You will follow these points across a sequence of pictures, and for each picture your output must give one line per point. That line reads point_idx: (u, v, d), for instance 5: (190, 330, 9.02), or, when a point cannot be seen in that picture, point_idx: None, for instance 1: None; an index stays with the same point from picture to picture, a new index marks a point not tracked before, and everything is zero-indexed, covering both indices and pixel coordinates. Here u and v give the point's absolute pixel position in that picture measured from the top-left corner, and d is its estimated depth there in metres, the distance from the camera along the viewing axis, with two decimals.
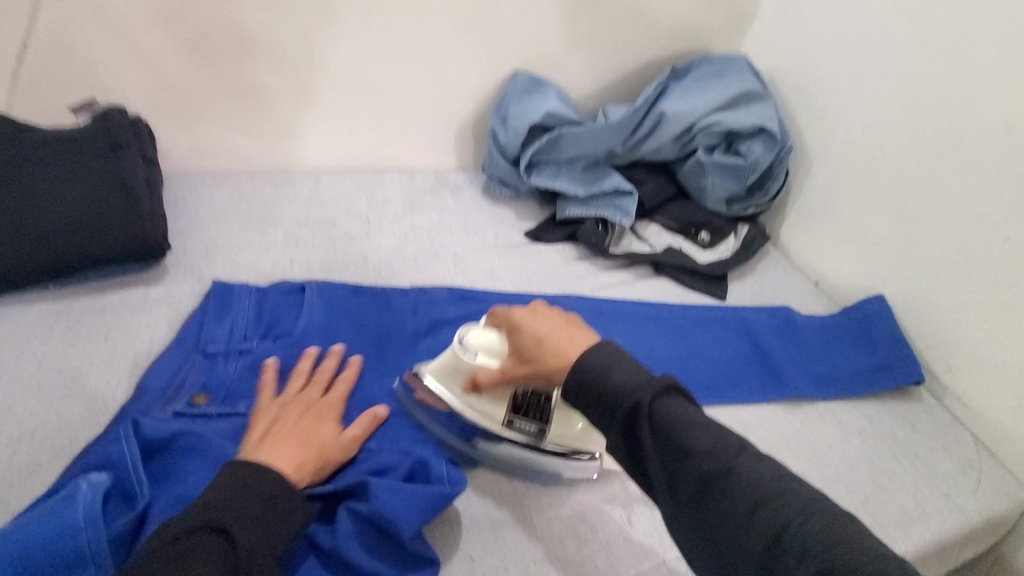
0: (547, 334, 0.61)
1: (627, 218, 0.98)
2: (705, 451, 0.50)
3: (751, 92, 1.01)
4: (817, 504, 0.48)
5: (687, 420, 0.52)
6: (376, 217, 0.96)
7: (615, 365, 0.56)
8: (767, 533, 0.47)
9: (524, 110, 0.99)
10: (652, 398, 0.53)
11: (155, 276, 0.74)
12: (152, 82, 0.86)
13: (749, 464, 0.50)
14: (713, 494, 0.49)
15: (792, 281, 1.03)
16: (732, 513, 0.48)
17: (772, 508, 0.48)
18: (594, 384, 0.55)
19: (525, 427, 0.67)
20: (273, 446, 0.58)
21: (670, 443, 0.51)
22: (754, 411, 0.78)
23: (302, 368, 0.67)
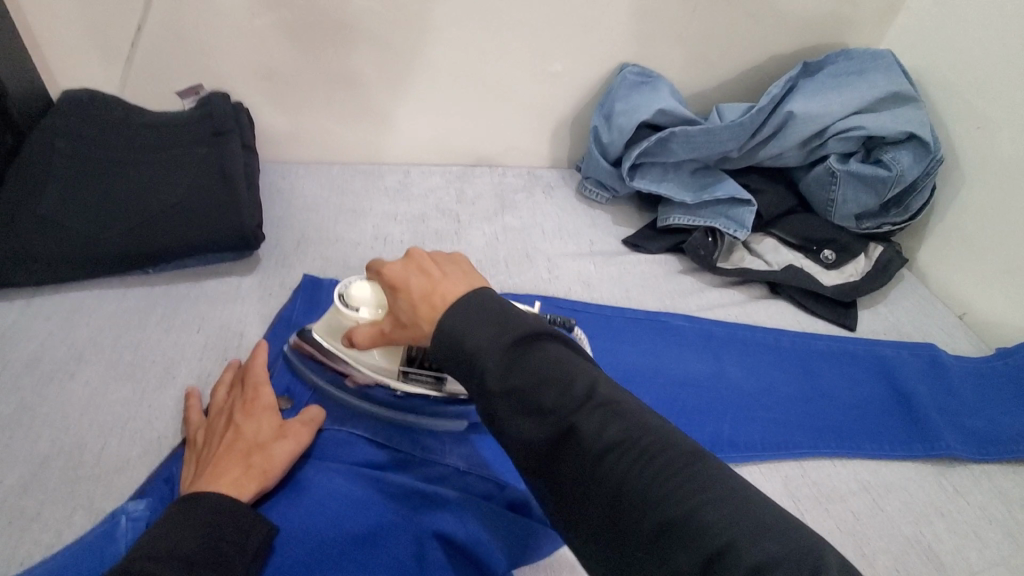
0: (424, 293, 0.46)
1: (743, 230, 0.87)
2: (551, 405, 0.38)
3: (898, 94, 0.88)
4: (701, 471, 0.35)
5: (544, 372, 0.39)
6: (466, 215, 0.91)
7: (470, 321, 0.41)
8: (631, 515, 0.35)
9: (631, 106, 0.89)
10: (500, 351, 0.40)
11: (251, 268, 0.73)
12: (254, 69, 0.85)
13: (593, 415, 0.37)
14: (569, 466, 0.37)
15: (933, 313, 0.89)
16: (585, 476, 0.37)
17: (633, 479, 0.35)
18: (448, 343, 0.41)
19: (422, 377, 0.56)
20: (208, 468, 0.48)
21: (525, 404, 0.39)
22: (893, 469, 0.66)
23: (226, 377, 0.57)
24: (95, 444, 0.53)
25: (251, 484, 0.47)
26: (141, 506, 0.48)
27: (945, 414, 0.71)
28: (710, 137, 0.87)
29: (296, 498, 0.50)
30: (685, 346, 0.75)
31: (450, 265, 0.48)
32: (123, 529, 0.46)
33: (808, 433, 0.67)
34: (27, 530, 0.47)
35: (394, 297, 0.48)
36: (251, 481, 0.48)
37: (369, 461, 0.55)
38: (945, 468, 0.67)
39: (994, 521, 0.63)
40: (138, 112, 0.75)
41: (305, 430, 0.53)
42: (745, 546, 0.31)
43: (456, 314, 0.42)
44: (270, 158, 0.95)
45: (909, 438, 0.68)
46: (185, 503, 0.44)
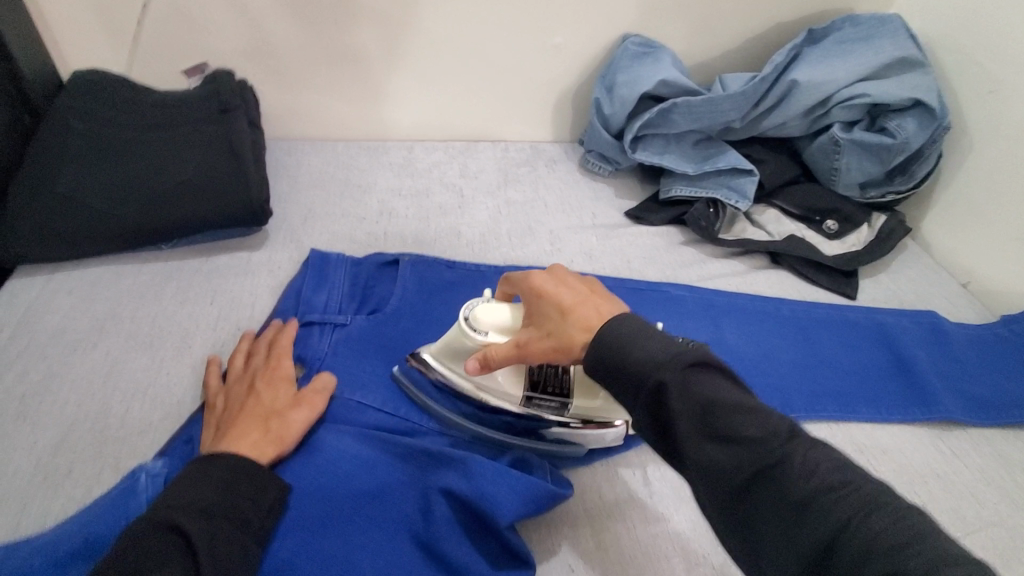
0: (574, 304, 0.49)
1: (744, 201, 0.88)
2: (752, 439, 0.39)
3: (905, 59, 0.87)
4: (920, 525, 0.35)
5: (740, 402, 0.40)
6: (470, 189, 0.92)
7: (631, 341, 0.44)
8: (844, 560, 0.35)
9: (633, 77, 0.89)
10: (683, 371, 0.41)
11: (260, 243, 0.75)
12: (259, 47, 0.86)
13: (798, 452, 0.38)
14: (769, 500, 0.38)
15: (936, 281, 0.89)
16: (781, 511, 0.37)
17: (840, 522, 0.35)
18: (618, 363, 0.44)
19: (547, 404, 0.57)
20: (226, 434, 0.50)
21: (710, 430, 0.40)
22: (890, 432, 0.68)
23: (242, 347, 0.60)
24: (119, 409, 0.56)
25: (268, 450, 0.50)
26: (160, 464, 0.50)
27: (944, 380, 0.72)
28: (712, 106, 0.87)
29: (315, 455, 0.53)
30: (686, 314, 0.76)
31: (586, 283, 0.52)
32: (143, 485, 0.48)
33: (805, 397, 0.69)
34: (60, 487, 0.50)
35: (540, 309, 0.51)
36: (269, 447, 0.51)
37: (379, 425, 0.57)
38: (943, 431, 0.69)
39: (986, 480, 0.64)
40: (146, 91, 0.77)
41: (318, 399, 0.55)
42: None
43: (621, 333, 0.44)
44: (275, 135, 0.96)
45: (907, 402, 0.70)
46: (204, 462, 0.46)
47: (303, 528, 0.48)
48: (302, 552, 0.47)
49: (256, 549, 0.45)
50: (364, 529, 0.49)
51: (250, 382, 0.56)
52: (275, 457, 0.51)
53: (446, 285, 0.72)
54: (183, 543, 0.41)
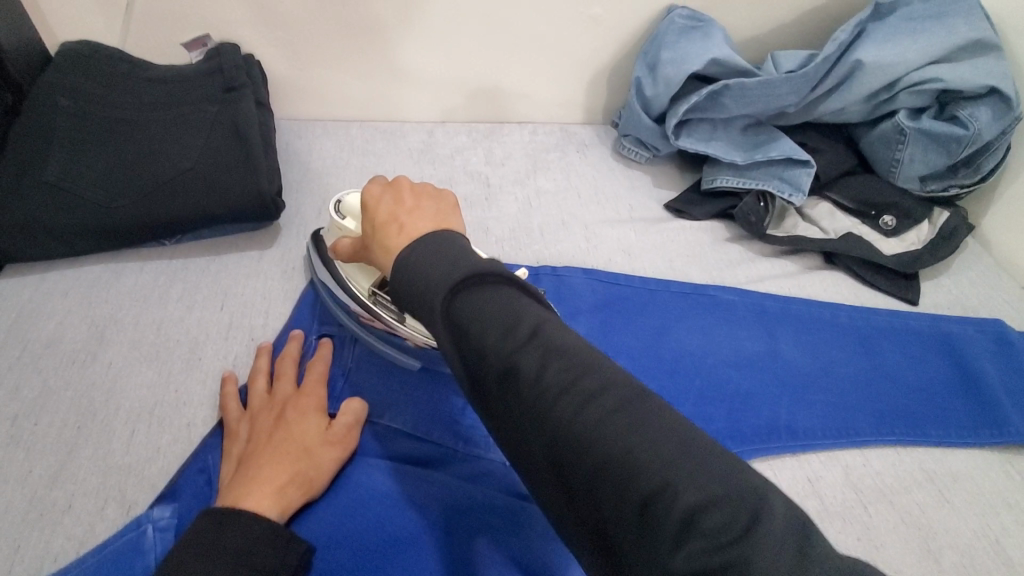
0: (390, 217, 0.43)
1: (799, 194, 0.80)
2: (491, 346, 0.33)
3: (980, 41, 0.78)
4: (659, 418, 0.30)
5: (485, 308, 0.34)
6: (496, 178, 0.85)
7: (428, 257, 0.36)
8: (570, 465, 0.30)
9: (680, 55, 0.81)
10: (449, 294, 0.34)
11: (271, 240, 0.68)
12: (266, 17, 0.77)
13: (536, 351, 0.32)
14: (515, 406, 0.32)
15: (1000, 285, 0.82)
16: (528, 424, 0.32)
17: (579, 425, 0.30)
18: (398, 278, 0.38)
19: (388, 306, 0.54)
20: (249, 475, 0.44)
21: (462, 340, 0.34)
22: (960, 457, 0.62)
23: (263, 365, 0.54)
24: (123, 431, 0.50)
25: (295, 497, 0.44)
26: (168, 512, 0.46)
27: (1015, 400, 0.66)
28: (768, 89, 0.79)
29: (340, 497, 0.47)
30: (737, 322, 0.70)
31: (429, 197, 0.45)
32: (150, 540, 0.44)
33: (870, 418, 0.63)
34: (59, 524, 0.45)
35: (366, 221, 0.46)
36: (296, 493, 0.45)
37: (410, 457, 0.52)
38: (1017, 456, 0.63)
39: None
40: (141, 65, 0.69)
41: (349, 434, 0.50)
42: (683, 490, 0.27)
43: (415, 256, 0.37)
44: (284, 116, 0.88)
45: (977, 424, 0.64)
46: (218, 519, 0.39)
47: None
48: None
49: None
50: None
51: (274, 411, 0.50)
52: (302, 503, 0.45)
53: None
54: None
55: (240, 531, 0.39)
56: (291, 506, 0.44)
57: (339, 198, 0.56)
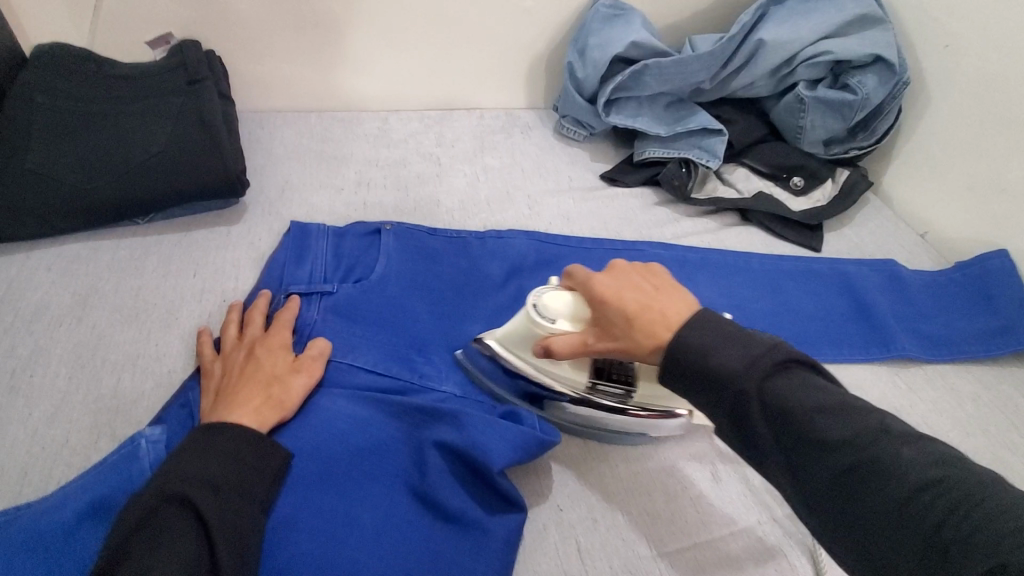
0: (641, 306, 0.51)
1: (714, 159, 0.91)
2: (830, 434, 0.41)
3: (865, 17, 0.89)
4: (991, 499, 0.36)
5: (805, 396, 0.42)
6: (447, 158, 0.93)
7: (704, 338, 0.46)
8: (927, 537, 0.37)
9: (605, 40, 0.91)
10: (760, 377, 0.44)
11: (237, 217, 0.75)
12: (226, 16, 0.84)
13: (896, 448, 0.40)
14: (856, 484, 0.40)
15: (896, 232, 0.94)
16: (881, 507, 0.39)
17: (960, 506, 0.36)
18: (692, 360, 0.46)
19: (609, 391, 0.59)
20: (228, 401, 0.52)
21: (787, 425, 0.42)
22: (852, 371, 0.72)
23: (236, 318, 0.61)
24: (109, 379, 0.57)
25: (270, 416, 0.52)
26: (159, 430, 0.51)
27: (902, 322, 0.77)
28: (682, 67, 0.89)
29: (307, 419, 0.54)
30: None
31: (658, 282, 0.53)
32: (145, 450, 0.50)
33: None
34: (57, 456, 0.52)
35: (601, 308, 0.54)
36: (270, 413, 0.52)
37: (370, 386, 0.59)
38: (902, 369, 0.73)
39: (943, 413, 0.69)
40: (108, 62, 0.74)
41: (315, 365, 0.57)
42: None
43: (685, 341, 0.47)
44: (245, 108, 0.94)
45: (867, 344, 0.74)
46: (204, 429, 0.48)
47: (302, 485, 0.50)
48: (304, 506, 0.49)
49: (261, 517, 0.46)
50: (362, 484, 0.51)
51: (246, 350, 0.57)
52: (277, 423, 0.53)
53: (425, 253, 0.73)
54: (195, 518, 0.42)
55: (227, 440, 0.48)
56: (265, 421, 0.51)
57: (534, 296, 0.59)
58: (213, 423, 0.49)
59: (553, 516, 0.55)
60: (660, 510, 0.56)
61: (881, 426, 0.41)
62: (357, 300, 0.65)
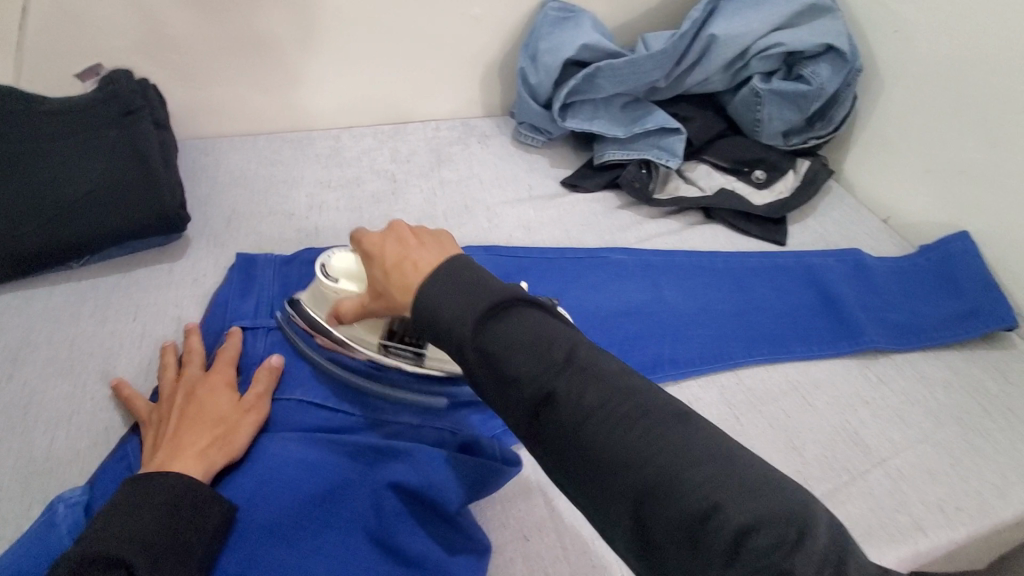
0: (397, 259, 0.46)
1: (675, 159, 0.90)
2: (528, 376, 0.38)
3: (814, 6, 0.88)
4: (694, 437, 0.35)
5: (513, 337, 0.38)
6: (402, 173, 0.90)
7: (444, 287, 0.41)
8: (630, 480, 0.35)
9: (555, 44, 0.89)
10: (476, 320, 0.39)
11: (181, 253, 0.72)
12: (159, 42, 0.81)
13: (586, 381, 0.38)
14: (567, 431, 0.37)
15: (859, 219, 0.93)
16: (576, 447, 0.37)
17: (660, 449, 0.35)
18: (427, 311, 0.41)
19: (403, 351, 0.58)
20: (173, 444, 0.49)
21: (495, 367, 0.39)
22: (822, 367, 0.71)
23: (193, 347, 0.58)
24: (43, 440, 0.54)
25: (216, 458, 0.49)
26: (81, 491, 0.48)
27: (870, 312, 0.76)
28: (635, 68, 0.88)
29: (253, 467, 0.51)
30: (626, 278, 0.77)
31: (426, 231, 0.48)
32: (63, 515, 0.47)
33: (742, 343, 0.71)
34: None
35: (368, 265, 0.49)
36: (218, 454, 0.50)
37: (324, 425, 0.56)
38: (872, 361, 0.72)
39: (915, 405, 0.68)
40: (28, 95, 0.68)
41: (263, 403, 0.55)
42: (733, 510, 0.32)
43: (429, 292, 0.41)
44: (188, 136, 0.91)
45: (836, 337, 0.73)
46: (143, 479, 0.45)
47: (249, 539, 0.47)
48: (251, 561, 0.46)
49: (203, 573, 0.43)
50: (316, 532, 0.48)
51: (189, 387, 0.54)
52: (225, 464, 0.50)
53: None
54: None
55: (165, 490, 0.45)
56: (211, 464, 0.49)
57: (320, 261, 0.59)
58: (149, 473, 0.46)
59: (520, 548, 0.53)
60: None
61: (566, 359, 0.38)
62: None
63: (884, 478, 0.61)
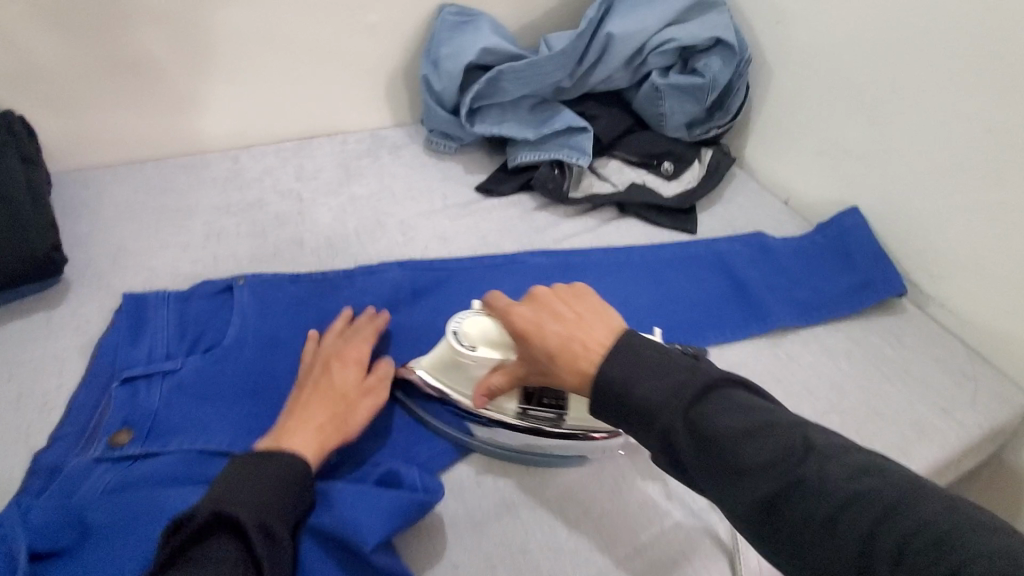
0: (563, 339, 0.50)
1: (584, 157, 0.90)
2: (763, 462, 0.41)
3: (702, 1, 0.91)
4: (933, 509, 0.37)
5: (733, 418, 0.42)
6: (309, 192, 0.86)
7: (629, 366, 0.46)
8: (844, 556, 0.37)
9: (456, 50, 0.88)
10: (683, 406, 0.43)
11: (58, 300, 0.65)
12: (16, 68, 0.73)
13: (811, 461, 0.40)
14: (794, 519, 0.39)
15: (763, 203, 0.98)
16: (807, 531, 0.39)
17: (935, 523, 0.36)
18: (614, 389, 0.46)
19: (543, 414, 0.58)
20: (294, 419, 0.54)
21: (728, 459, 0.41)
22: (738, 351, 0.74)
23: (322, 325, 0.63)
24: None
25: (329, 438, 0.54)
26: None
27: (776, 292, 0.80)
28: (537, 69, 0.88)
29: None
30: (546, 281, 0.78)
31: (580, 303, 0.53)
32: None
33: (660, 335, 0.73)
34: None
35: (524, 342, 0.53)
36: (335, 434, 0.54)
37: None
38: (781, 340, 0.76)
39: (822, 377, 0.72)
40: None
41: (382, 387, 0.59)
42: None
43: (652, 395, 0.44)
44: (63, 168, 0.83)
45: (747, 320, 0.76)
46: (255, 458, 0.49)
47: None
48: None
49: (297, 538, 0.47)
50: None
51: (324, 361, 0.59)
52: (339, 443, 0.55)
53: (291, 307, 0.67)
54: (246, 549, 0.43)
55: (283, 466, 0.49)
56: (328, 441, 0.53)
57: (455, 329, 0.58)
58: (271, 449, 0.50)
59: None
60: (562, 540, 0.54)
61: (804, 445, 0.41)
62: (206, 374, 0.59)
63: None
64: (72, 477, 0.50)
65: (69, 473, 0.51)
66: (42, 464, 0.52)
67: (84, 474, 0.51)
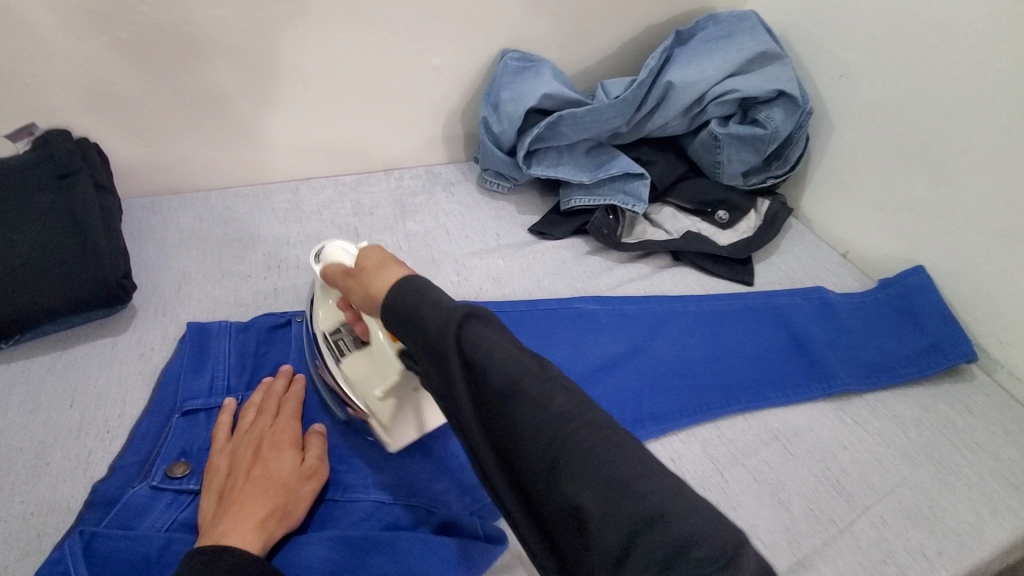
0: (378, 263, 0.51)
1: (641, 204, 0.89)
2: (494, 373, 0.40)
3: (766, 52, 0.91)
4: (627, 447, 0.37)
5: (485, 343, 0.41)
6: (366, 228, 0.87)
7: (418, 294, 0.44)
8: (542, 458, 0.38)
9: (517, 94, 0.89)
10: (455, 320, 0.41)
11: (125, 326, 0.67)
12: (96, 97, 0.77)
13: (542, 388, 0.39)
14: (510, 431, 0.39)
15: (819, 256, 0.95)
16: (523, 449, 0.39)
17: (629, 466, 0.36)
18: (407, 306, 0.44)
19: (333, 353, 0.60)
20: (228, 510, 0.47)
21: (470, 371, 0.41)
22: (800, 413, 0.71)
23: (276, 388, 0.59)
24: None
25: (277, 528, 0.48)
26: None
27: (839, 352, 0.77)
28: (596, 115, 0.88)
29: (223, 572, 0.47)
30: (601, 329, 0.77)
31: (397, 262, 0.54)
32: None
33: (719, 391, 0.71)
34: None
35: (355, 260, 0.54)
36: (281, 524, 0.48)
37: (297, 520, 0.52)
38: (846, 403, 0.72)
39: (891, 446, 0.68)
40: None
41: (323, 465, 0.54)
42: (671, 519, 0.34)
43: (432, 321, 0.42)
44: (134, 195, 0.87)
45: (808, 380, 0.73)
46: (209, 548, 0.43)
47: None
48: None
49: None
50: None
51: (258, 442, 0.53)
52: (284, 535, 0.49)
53: None
54: None
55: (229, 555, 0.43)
56: (272, 532, 0.47)
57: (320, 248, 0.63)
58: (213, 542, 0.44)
59: None
60: None
61: (541, 370, 0.41)
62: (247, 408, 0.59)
63: (870, 529, 0.61)
64: (133, 508, 0.50)
65: (129, 505, 0.50)
66: (101, 495, 0.51)
67: (146, 505, 0.51)
